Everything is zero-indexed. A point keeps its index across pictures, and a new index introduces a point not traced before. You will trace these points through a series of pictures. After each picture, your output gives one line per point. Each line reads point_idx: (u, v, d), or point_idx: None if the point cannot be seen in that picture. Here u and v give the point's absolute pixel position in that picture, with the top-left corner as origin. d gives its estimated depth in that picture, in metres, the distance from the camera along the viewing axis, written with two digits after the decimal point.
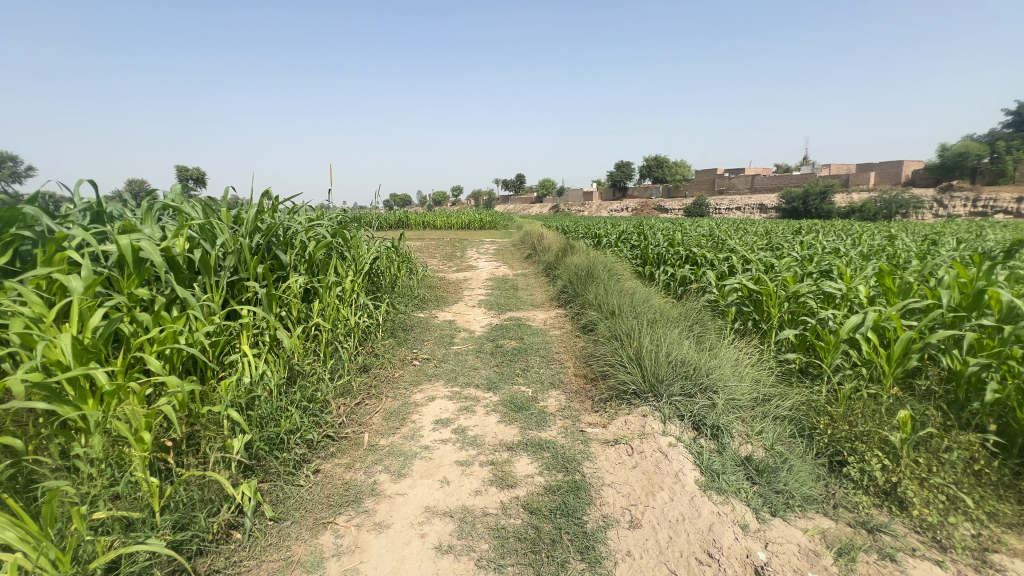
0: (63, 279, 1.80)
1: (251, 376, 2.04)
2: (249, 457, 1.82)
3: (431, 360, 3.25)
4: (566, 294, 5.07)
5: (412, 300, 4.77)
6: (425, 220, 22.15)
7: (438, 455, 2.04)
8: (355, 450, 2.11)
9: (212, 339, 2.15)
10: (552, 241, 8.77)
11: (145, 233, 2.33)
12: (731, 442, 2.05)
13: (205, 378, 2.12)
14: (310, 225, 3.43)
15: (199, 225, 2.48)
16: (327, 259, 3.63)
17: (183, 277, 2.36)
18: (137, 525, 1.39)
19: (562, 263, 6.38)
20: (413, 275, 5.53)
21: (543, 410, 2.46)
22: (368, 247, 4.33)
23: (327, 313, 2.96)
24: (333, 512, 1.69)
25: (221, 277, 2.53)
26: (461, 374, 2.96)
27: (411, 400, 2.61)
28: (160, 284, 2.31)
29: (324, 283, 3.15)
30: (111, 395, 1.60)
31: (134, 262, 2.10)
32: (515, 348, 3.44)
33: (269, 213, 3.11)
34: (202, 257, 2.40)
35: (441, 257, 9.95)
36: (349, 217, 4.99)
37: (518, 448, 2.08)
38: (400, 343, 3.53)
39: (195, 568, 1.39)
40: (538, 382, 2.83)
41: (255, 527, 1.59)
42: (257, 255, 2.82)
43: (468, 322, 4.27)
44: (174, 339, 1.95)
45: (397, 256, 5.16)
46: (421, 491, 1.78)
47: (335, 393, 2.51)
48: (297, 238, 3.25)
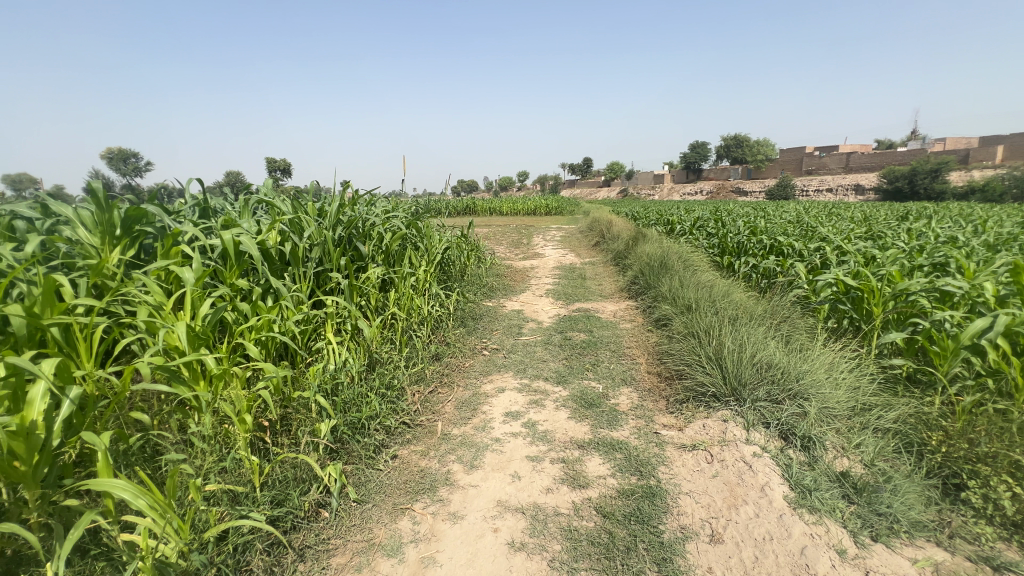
0: (178, 271, 2.02)
1: (335, 363, 2.18)
2: (335, 441, 1.94)
3: (501, 350, 3.28)
4: (637, 286, 4.90)
5: (482, 289, 4.83)
6: (491, 207, 22.31)
7: (509, 449, 2.06)
8: (429, 438, 2.19)
9: (302, 327, 2.31)
10: (622, 228, 8.52)
11: (244, 227, 2.55)
12: (824, 455, 1.88)
13: (296, 363, 2.29)
14: (386, 217, 3.57)
15: (289, 219, 2.67)
16: (402, 250, 3.77)
17: (276, 268, 2.56)
18: (242, 499, 1.54)
19: (633, 252, 6.17)
20: (482, 264, 5.61)
21: (615, 408, 2.41)
22: (439, 237, 4.44)
23: (402, 302, 3.08)
24: (410, 498, 1.76)
25: (308, 268, 2.70)
26: (531, 366, 2.97)
27: (481, 391, 2.66)
28: (257, 274, 2.52)
29: (400, 274, 3.27)
30: (218, 378, 1.78)
31: (235, 255, 2.31)
32: (584, 341, 3.39)
33: (350, 206, 3.27)
34: (292, 249, 2.58)
35: (506, 244, 10.01)
36: (422, 207, 5.14)
37: (589, 447, 2.05)
38: (470, 333, 3.59)
39: (290, 543, 1.52)
40: (609, 378, 2.77)
41: (341, 507, 1.70)
42: (339, 247, 2.99)
43: (535, 312, 4.26)
44: (269, 327, 2.12)
45: (466, 245, 5.26)
46: (494, 485, 1.81)
47: (410, 380, 2.61)
48: (375, 229, 3.40)
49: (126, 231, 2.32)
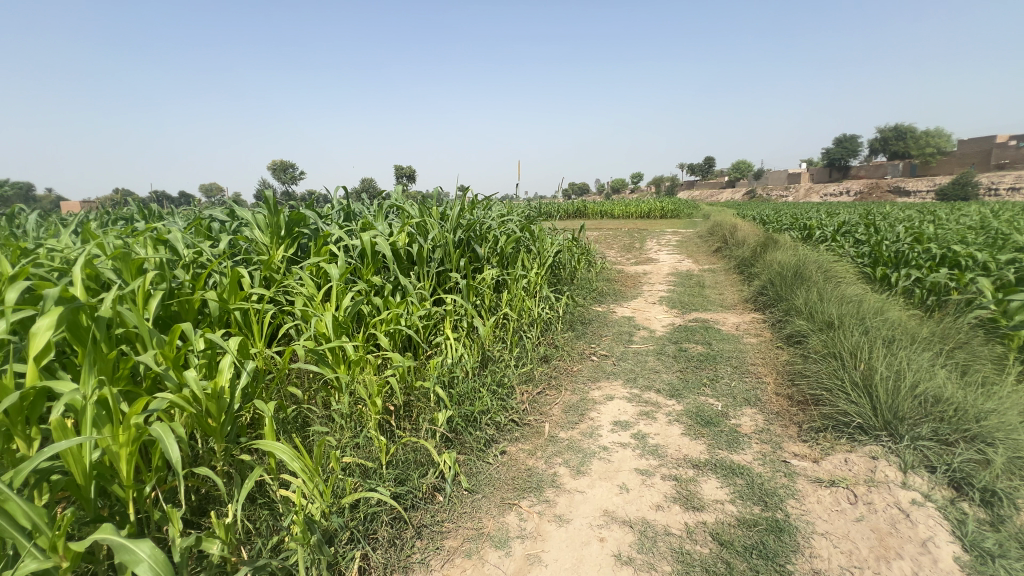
0: (327, 267, 2.33)
1: (452, 357, 2.33)
2: (450, 430, 2.07)
3: (610, 357, 3.21)
4: (765, 297, 4.45)
5: (591, 293, 4.78)
6: (603, 211, 22.00)
7: (617, 459, 2.01)
8: (537, 438, 2.22)
9: (424, 321, 2.51)
10: (748, 233, 7.81)
11: (379, 230, 2.85)
12: (1014, 515, 1.53)
13: (418, 354, 2.49)
14: (502, 221, 3.72)
15: (416, 222, 2.91)
16: (515, 252, 3.89)
17: (404, 267, 2.82)
18: (372, 473, 1.72)
19: (761, 260, 5.62)
20: (592, 268, 5.56)
21: (736, 429, 2.22)
22: (551, 241, 4.49)
23: (514, 304, 3.18)
24: (517, 495, 1.81)
25: (431, 268, 2.93)
26: (641, 376, 2.87)
27: (589, 396, 2.63)
28: (389, 272, 2.79)
29: (513, 276, 3.38)
30: (355, 363, 2.01)
31: (372, 254, 2.59)
32: (701, 353, 3.17)
33: (469, 210, 3.47)
34: (418, 250, 2.81)
35: (618, 248, 9.77)
36: (536, 210, 5.24)
37: (704, 467, 1.92)
38: (579, 337, 3.57)
39: (410, 519, 1.65)
40: (730, 396, 2.56)
41: (454, 494, 1.81)
42: (458, 248, 3.19)
43: (648, 319, 4.10)
44: (397, 320, 2.34)
45: (577, 248, 5.24)
46: (601, 493, 1.79)
47: (520, 380, 2.68)
48: (491, 233, 3.56)
49: (289, 232, 2.73)
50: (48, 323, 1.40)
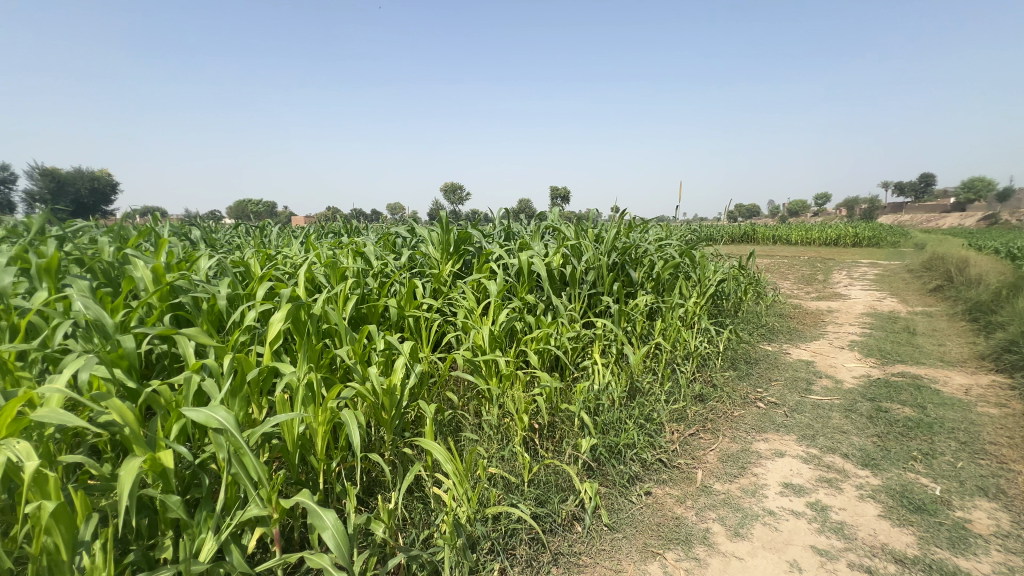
0: (487, 284, 2.51)
1: (599, 384, 2.29)
2: (592, 459, 2.02)
3: (781, 406, 2.79)
4: (1014, 356, 3.41)
5: (759, 329, 4.24)
6: (775, 236, 19.57)
7: (787, 529, 1.72)
8: (687, 484, 2.02)
9: (573, 343, 2.51)
10: (986, 270, 6.11)
11: (536, 250, 2.97)
12: None
13: (565, 376, 2.50)
14: (659, 245, 3.55)
15: (571, 244, 2.96)
16: (672, 279, 3.67)
17: (557, 287, 2.88)
18: (514, 489, 1.76)
19: (1008, 306, 4.34)
20: (761, 300, 4.95)
21: (963, 525, 1.71)
22: (714, 268, 4.13)
23: (668, 334, 2.99)
24: (662, 544, 1.66)
25: (583, 290, 2.93)
26: (823, 434, 2.42)
27: (753, 448, 2.32)
28: (542, 291, 2.88)
29: (668, 304, 3.19)
30: (506, 378, 2.11)
31: (528, 273, 2.71)
32: (910, 418, 2.55)
33: (625, 234, 3.40)
34: (571, 271, 2.85)
35: (795, 279, 8.56)
36: (697, 234, 4.89)
37: (912, 566, 1.52)
38: (742, 377, 3.19)
39: (547, 543, 1.63)
40: (955, 479, 2.00)
41: (593, 527, 1.73)
42: (612, 272, 3.14)
43: (833, 367, 3.47)
44: (547, 339, 2.39)
45: (744, 277, 4.72)
46: (764, 566, 1.54)
47: (670, 417, 2.48)
48: (647, 257, 3.42)
49: (457, 249, 3.01)
50: (280, 315, 1.76)
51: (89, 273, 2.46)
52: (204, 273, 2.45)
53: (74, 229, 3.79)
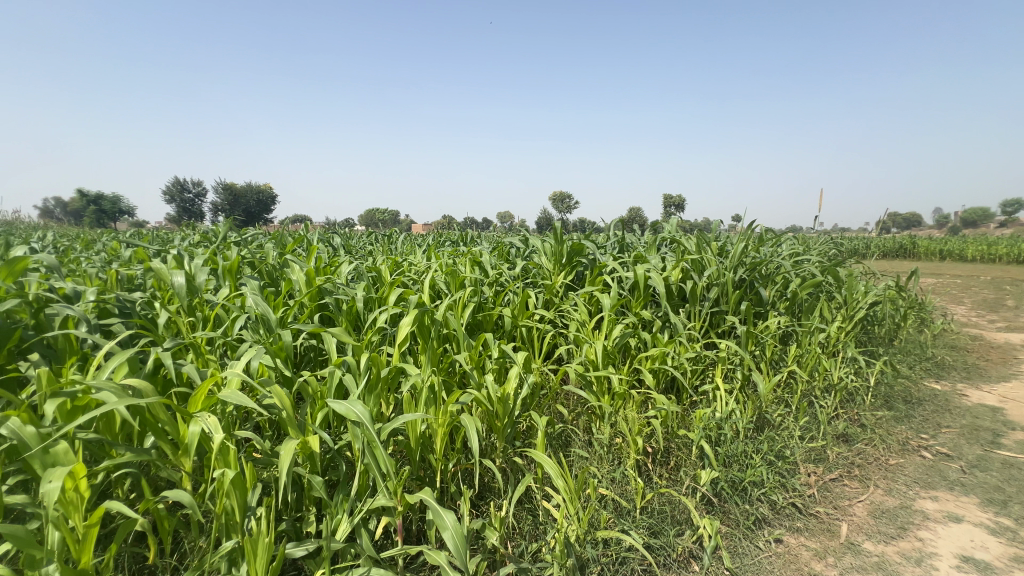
0: (601, 297, 2.47)
1: (722, 412, 2.11)
2: (712, 493, 1.87)
3: (956, 460, 2.31)
4: None
5: (924, 363, 3.57)
6: (944, 251, 16.46)
7: None
8: (828, 538, 1.76)
9: (693, 364, 2.35)
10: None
11: (653, 263, 2.85)
12: None
13: (682, 399, 2.35)
14: (796, 261, 3.19)
15: (692, 258, 2.79)
16: (810, 299, 3.27)
17: (675, 303, 2.73)
18: (626, 514, 1.70)
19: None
20: (927, 329, 4.18)
21: None
22: (864, 288, 3.59)
23: (805, 362, 2.66)
24: None
25: (704, 307, 2.74)
26: (1019, 502, 1.95)
27: (917, 507, 1.95)
28: (658, 307, 2.75)
29: (806, 328, 2.84)
30: (620, 397, 2.05)
31: (644, 288, 2.61)
32: None
33: (755, 248, 3.11)
34: (692, 287, 2.68)
35: (973, 304, 7.09)
36: (843, 249, 4.29)
37: None
38: (900, 419, 2.71)
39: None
40: None
41: (712, 568, 1.56)
42: (738, 289, 2.89)
43: None
44: (664, 359, 2.27)
45: (904, 300, 4.03)
46: None
47: (806, 457, 2.20)
48: (779, 274, 3.09)
49: (570, 261, 3.01)
50: (409, 319, 1.91)
51: (259, 275, 2.92)
52: (345, 278, 2.76)
53: (249, 236, 4.53)
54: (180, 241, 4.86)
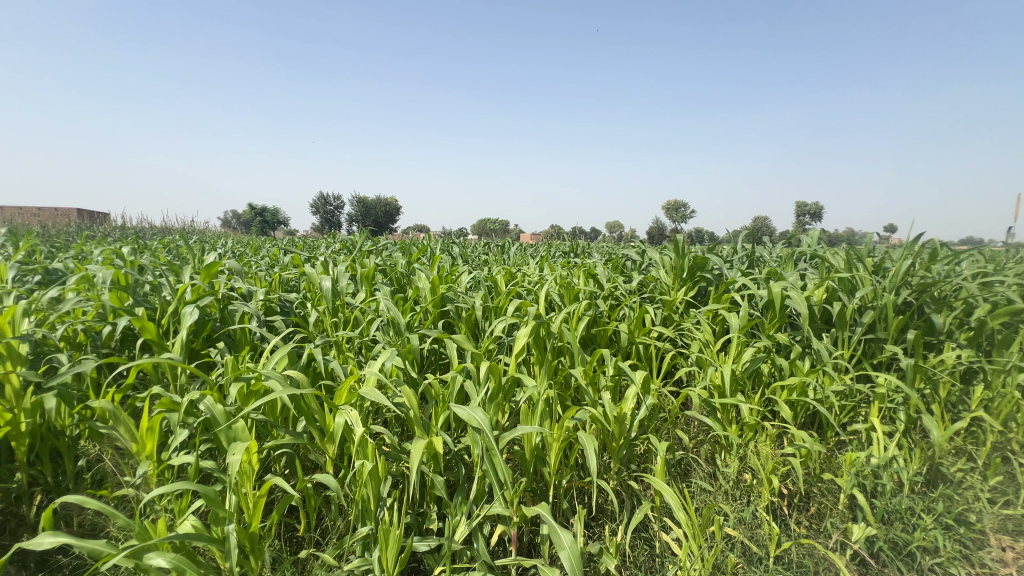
0: (728, 317, 2.28)
1: (880, 459, 1.81)
2: (867, 552, 1.60)
3: None
4: None
5: None
6: None
7: None
8: None
9: (841, 399, 2.06)
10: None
11: (790, 281, 2.56)
12: None
13: (826, 438, 2.07)
14: (983, 283, 2.63)
15: (841, 277, 2.45)
16: (1004, 329, 2.67)
17: (818, 327, 2.41)
18: (757, 561, 1.54)
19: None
20: None
21: None
22: None
23: (996, 407, 2.17)
24: None
25: (855, 334, 2.39)
26: None
27: None
28: (797, 331, 2.46)
29: (998, 365, 2.32)
30: (750, 428, 1.86)
31: (780, 308, 2.35)
32: None
33: (925, 266, 2.63)
34: (840, 309, 2.35)
35: None
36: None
37: None
38: None
39: None
40: None
41: None
42: (901, 314, 2.46)
43: None
44: (804, 390, 2.01)
45: None
46: None
47: (999, 526, 1.79)
48: (960, 297, 2.57)
49: (692, 276, 2.84)
50: (526, 331, 1.94)
51: (390, 281, 3.21)
52: (464, 287, 2.91)
53: (380, 246, 5.01)
54: (326, 248, 5.54)
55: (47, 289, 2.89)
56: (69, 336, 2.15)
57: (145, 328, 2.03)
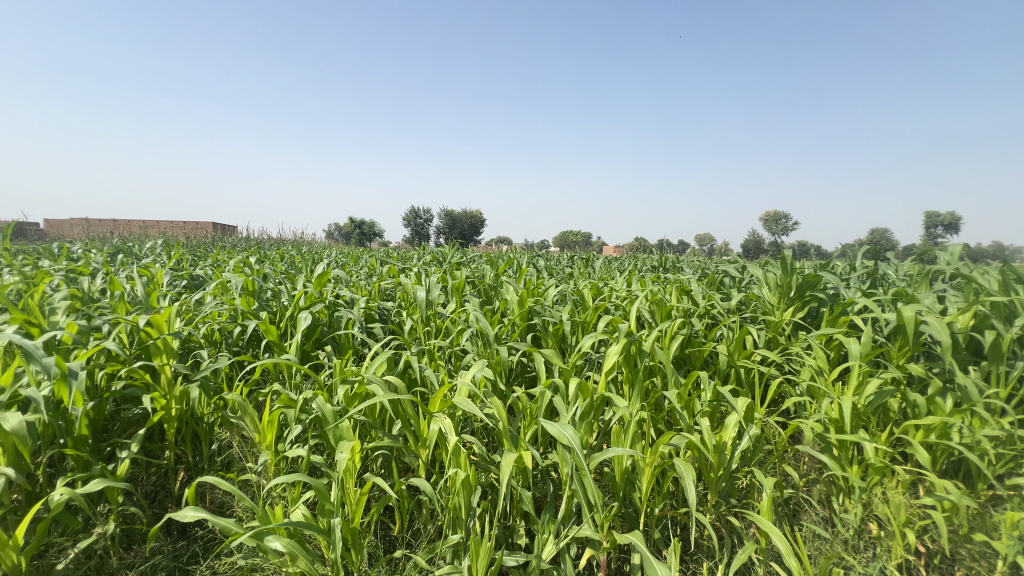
0: (847, 342, 2.04)
1: None
2: None
3: None
4: None
5: None
6: None
7: None
8: None
9: (995, 446, 1.75)
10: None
11: (925, 303, 2.24)
12: None
13: (975, 490, 1.76)
14: None
15: (994, 300, 2.09)
16: None
17: (963, 358, 2.07)
18: None
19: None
20: None
21: None
22: None
23: None
24: None
25: (1015, 368, 2.02)
26: None
27: None
28: (934, 361, 2.14)
29: None
30: (876, 472, 1.65)
31: (912, 334, 2.06)
32: None
33: None
34: (993, 338, 2.00)
35: None
36: None
37: None
38: None
39: None
40: None
41: None
42: None
43: None
44: (945, 432, 1.74)
45: None
46: None
47: None
48: None
49: (800, 294, 2.59)
50: (617, 348, 1.89)
51: (479, 292, 3.31)
52: (551, 300, 2.92)
53: (468, 258, 5.19)
54: (417, 259, 5.86)
55: (191, 292, 3.36)
56: (208, 334, 2.47)
57: (269, 330, 2.28)
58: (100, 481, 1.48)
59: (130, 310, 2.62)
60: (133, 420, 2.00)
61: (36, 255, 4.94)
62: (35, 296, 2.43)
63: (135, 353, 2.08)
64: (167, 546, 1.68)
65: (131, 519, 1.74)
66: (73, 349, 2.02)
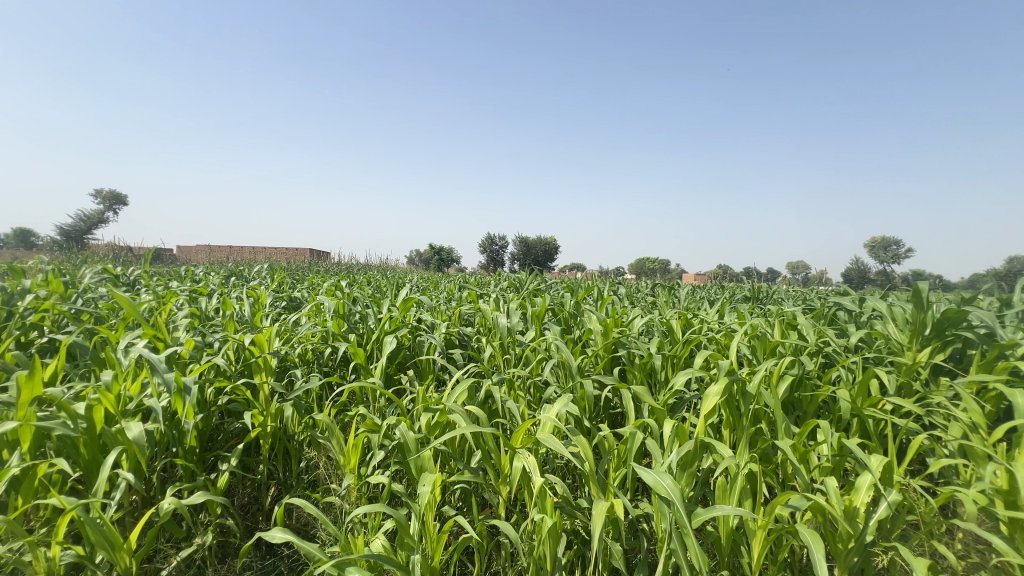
0: (1012, 394, 1.68)
1: None
2: None
3: None
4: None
5: None
6: None
7: None
8: None
9: None
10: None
11: None
12: None
13: None
14: None
15: None
16: None
17: None
18: None
19: None
20: None
21: None
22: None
23: None
24: None
25: None
26: None
27: None
28: None
29: None
30: None
31: None
32: None
33: None
34: None
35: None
36: None
37: None
38: None
39: None
40: None
41: None
42: None
43: None
44: None
45: None
46: None
47: None
48: None
49: (941, 333, 2.20)
50: (718, 389, 1.69)
51: (559, 321, 3.21)
52: (637, 330, 2.74)
53: (545, 285, 5.10)
54: (494, 285, 5.93)
55: (290, 312, 3.62)
56: (303, 354, 2.60)
57: (357, 352, 2.34)
58: (202, 493, 1.56)
59: (238, 329, 2.84)
60: (234, 433, 2.13)
61: (168, 275, 5.65)
62: (163, 313, 2.71)
63: (239, 369, 2.23)
64: (257, 563, 1.73)
65: (227, 531, 1.82)
66: (190, 364, 2.20)
